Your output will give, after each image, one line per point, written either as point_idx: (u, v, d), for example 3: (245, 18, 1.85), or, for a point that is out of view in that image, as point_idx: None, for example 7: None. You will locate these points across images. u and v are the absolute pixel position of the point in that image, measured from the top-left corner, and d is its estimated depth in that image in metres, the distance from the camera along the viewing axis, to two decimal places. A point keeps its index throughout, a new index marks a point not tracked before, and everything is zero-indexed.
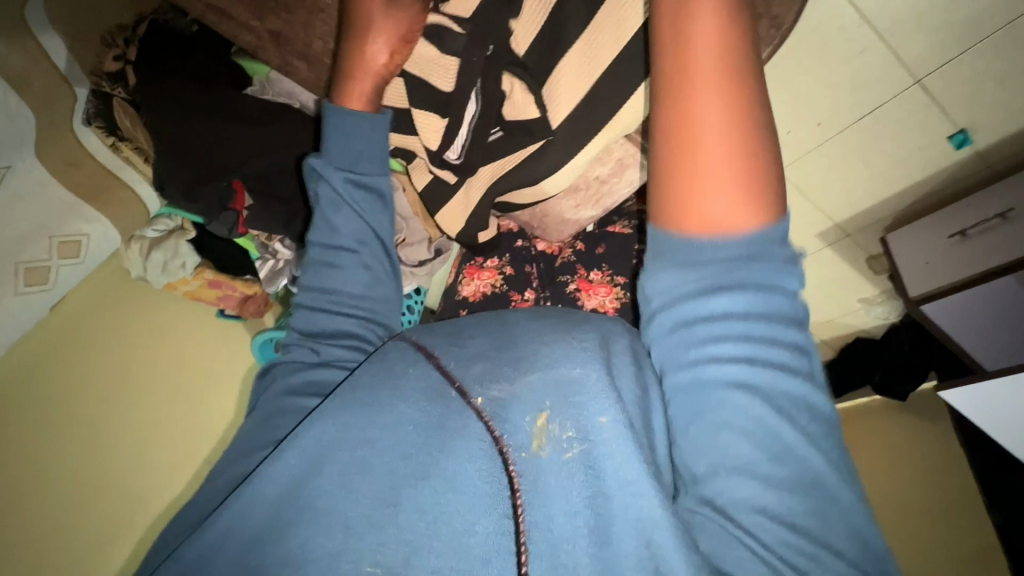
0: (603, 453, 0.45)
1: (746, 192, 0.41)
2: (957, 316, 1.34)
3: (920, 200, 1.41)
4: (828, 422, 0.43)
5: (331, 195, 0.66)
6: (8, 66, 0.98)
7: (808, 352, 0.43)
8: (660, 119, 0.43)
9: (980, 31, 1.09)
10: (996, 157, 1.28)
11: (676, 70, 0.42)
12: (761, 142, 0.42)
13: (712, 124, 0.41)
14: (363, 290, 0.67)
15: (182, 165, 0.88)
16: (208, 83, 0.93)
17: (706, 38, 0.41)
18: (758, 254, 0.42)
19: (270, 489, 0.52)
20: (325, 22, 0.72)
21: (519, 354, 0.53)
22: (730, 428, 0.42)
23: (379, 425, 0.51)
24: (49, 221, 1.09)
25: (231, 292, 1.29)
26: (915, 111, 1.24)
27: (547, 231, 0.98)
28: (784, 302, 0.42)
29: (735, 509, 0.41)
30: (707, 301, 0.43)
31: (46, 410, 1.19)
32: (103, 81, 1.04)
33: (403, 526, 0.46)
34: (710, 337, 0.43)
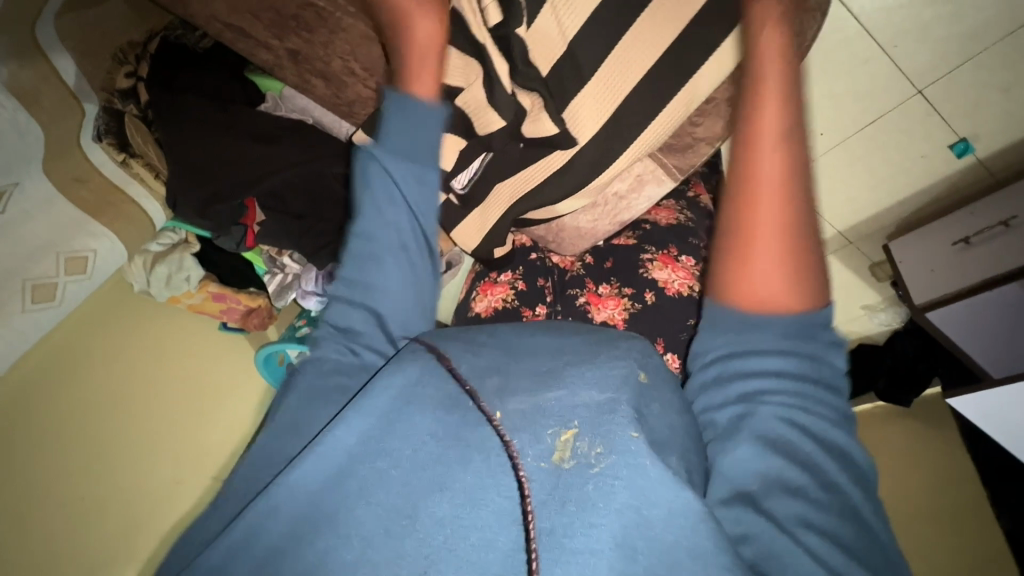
0: (633, 467, 0.44)
1: (790, 278, 0.50)
2: (962, 322, 1.35)
3: (923, 208, 1.42)
4: (864, 472, 0.48)
5: (383, 188, 0.59)
6: (19, 83, 0.97)
7: (847, 415, 0.50)
8: (727, 216, 0.52)
9: (980, 42, 1.11)
10: (1000, 165, 1.29)
11: (745, 181, 0.51)
12: (809, 236, 0.51)
13: (770, 226, 0.50)
14: (398, 287, 0.59)
15: (195, 183, 0.88)
16: (223, 101, 0.93)
17: (771, 161, 0.51)
18: (808, 329, 0.50)
19: (282, 501, 0.48)
20: (346, 41, 0.73)
21: (545, 370, 0.51)
22: (781, 454, 0.47)
23: (397, 437, 0.48)
24: (57, 239, 1.08)
25: (236, 305, 1.26)
26: (919, 120, 1.25)
27: (563, 244, 0.98)
28: (829, 368, 0.50)
29: (787, 523, 0.45)
30: (763, 357, 0.50)
31: (46, 423, 1.17)
32: (115, 98, 1.03)
33: (423, 540, 0.43)
34: (764, 383, 0.50)
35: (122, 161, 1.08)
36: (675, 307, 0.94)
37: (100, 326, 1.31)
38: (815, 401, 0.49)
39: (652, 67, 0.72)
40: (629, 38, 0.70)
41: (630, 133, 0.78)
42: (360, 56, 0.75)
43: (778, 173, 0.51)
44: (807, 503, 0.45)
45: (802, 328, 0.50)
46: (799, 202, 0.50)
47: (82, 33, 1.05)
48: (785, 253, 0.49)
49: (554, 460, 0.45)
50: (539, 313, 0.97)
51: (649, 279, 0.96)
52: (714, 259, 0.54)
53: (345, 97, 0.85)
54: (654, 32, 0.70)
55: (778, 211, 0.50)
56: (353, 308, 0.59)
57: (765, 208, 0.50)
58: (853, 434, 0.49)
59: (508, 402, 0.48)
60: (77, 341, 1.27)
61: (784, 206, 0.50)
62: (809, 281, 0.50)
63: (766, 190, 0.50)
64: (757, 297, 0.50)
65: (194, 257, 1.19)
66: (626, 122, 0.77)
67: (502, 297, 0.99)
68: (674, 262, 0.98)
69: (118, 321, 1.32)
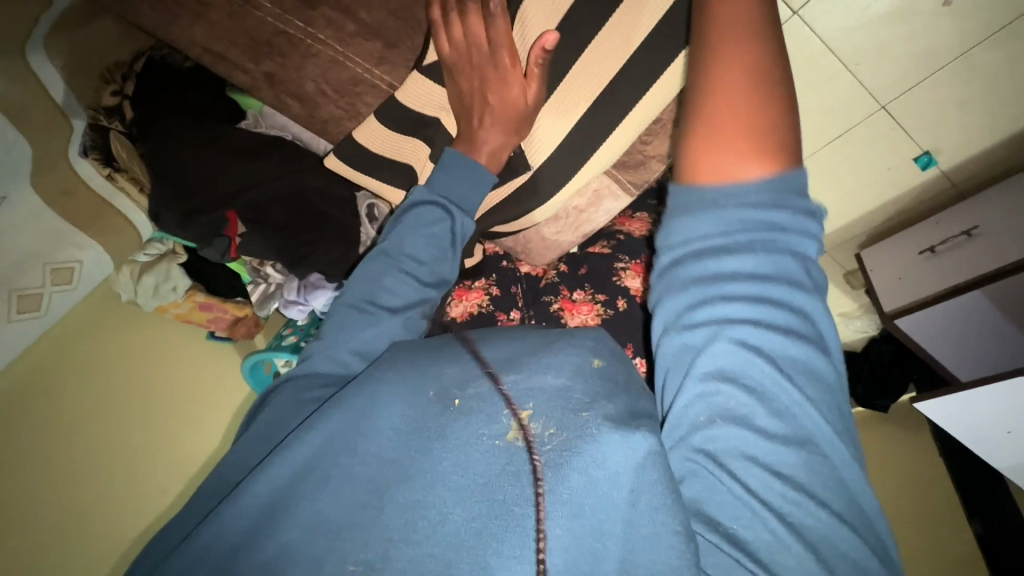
0: (587, 440, 0.46)
1: (753, 144, 0.46)
2: (929, 330, 1.40)
3: (890, 219, 1.48)
4: (827, 387, 0.44)
5: (425, 220, 0.67)
6: (9, 100, 1.00)
7: (813, 322, 0.45)
8: (693, 82, 0.50)
9: (936, 61, 1.16)
10: (961, 178, 1.34)
11: (708, 42, 0.49)
12: (777, 90, 0.47)
13: (732, 84, 0.47)
14: (405, 303, 0.66)
15: (179, 197, 0.91)
16: (203, 118, 0.96)
17: (733, 18, 0.49)
18: (766, 219, 0.45)
19: (252, 499, 0.50)
20: (318, 65, 0.80)
21: (504, 358, 0.54)
22: (728, 381, 0.45)
23: (359, 434, 0.50)
24: (40, 248, 1.09)
25: (223, 314, 1.27)
26: (884, 134, 1.30)
27: (531, 253, 1.01)
28: (788, 265, 0.45)
29: (726, 455, 0.44)
30: (720, 264, 0.46)
31: (32, 436, 1.15)
32: (100, 115, 1.07)
33: (387, 521, 0.46)
34: (716, 298, 0.46)
35: (107, 175, 1.12)
36: (645, 315, 0.95)
37: (87, 337, 1.30)
38: (769, 314, 0.44)
39: (602, 95, 0.79)
40: (585, 65, 0.76)
41: (586, 153, 0.83)
42: (331, 78, 0.82)
43: (742, 34, 0.48)
44: (756, 436, 0.43)
45: (762, 221, 0.45)
46: (765, 57, 0.48)
47: (72, 47, 1.06)
48: (750, 109, 0.46)
49: (508, 439, 0.47)
50: (514, 317, 0.99)
51: (622, 287, 0.97)
52: (679, 136, 0.51)
53: (320, 117, 0.89)
54: (604, 64, 0.76)
55: (743, 72, 0.47)
56: (361, 321, 0.64)
57: (724, 74, 0.48)
58: (817, 352, 0.44)
59: (472, 382, 0.52)
60: (62, 351, 1.25)
61: (748, 60, 0.47)
62: (777, 144, 0.46)
63: (729, 45, 0.48)
64: (718, 172, 0.47)
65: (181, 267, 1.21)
66: (585, 142, 0.82)
67: (477, 303, 1.00)
68: (646, 270, 0.99)
69: (98, 333, 1.31)
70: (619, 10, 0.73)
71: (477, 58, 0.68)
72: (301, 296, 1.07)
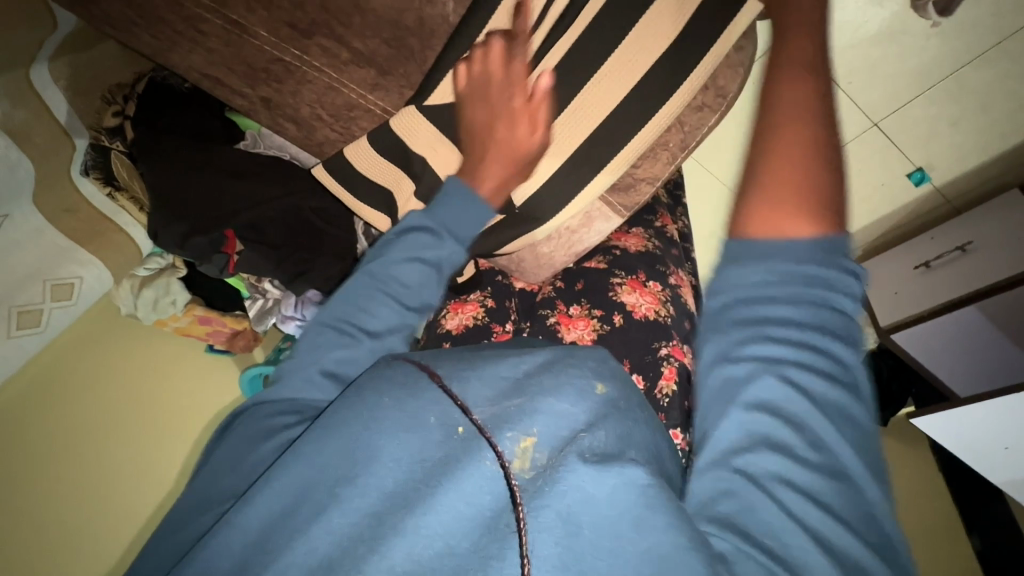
0: (568, 475, 0.45)
1: (808, 204, 0.47)
2: (928, 344, 1.40)
3: (885, 233, 1.49)
4: (861, 431, 0.44)
5: (416, 245, 0.67)
6: (13, 121, 0.97)
7: (852, 368, 0.45)
8: (757, 150, 0.51)
9: (927, 79, 1.18)
10: (954, 193, 1.35)
11: (770, 115, 0.52)
12: (834, 168, 0.49)
13: (794, 158, 0.49)
14: (382, 328, 0.65)
15: (178, 216, 0.90)
16: (203, 140, 0.97)
17: (794, 96, 0.51)
18: (817, 271, 0.45)
19: (245, 528, 0.50)
20: (313, 91, 0.83)
21: (505, 380, 0.54)
22: (771, 414, 0.44)
23: (353, 455, 0.50)
24: (42, 266, 1.06)
25: (221, 328, 1.27)
26: (876, 151, 1.31)
27: (526, 273, 1.01)
28: (835, 316, 0.45)
29: (763, 479, 0.43)
30: (770, 306, 0.45)
31: (24, 458, 1.17)
32: (101, 135, 1.00)
33: (382, 553, 0.44)
34: (764, 336, 0.45)
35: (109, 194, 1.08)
36: (642, 329, 0.96)
37: (86, 352, 1.31)
38: (814, 355, 0.44)
39: (597, 125, 0.79)
40: (585, 93, 0.76)
41: (578, 179, 0.84)
42: (326, 104, 0.85)
43: (800, 107, 0.51)
44: (790, 465, 0.43)
45: (814, 266, 0.45)
46: (825, 136, 0.50)
47: (74, 70, 1.05)
48: (807, 181, 0.48)
49: (516, 467, 0.47)
50: (508, 329, 1.00)
51: (619, 301, 0.98)
52: (740, 196, 0.51)
53: (316, 140, 0.93)
54: (600, 94, 0.77)
55: (802, 140, 0.49)
56: (338, 343, 0.64)
57: (787, 146, 0.49)
58: (854, 392, 0.44)
59: (475, 409, 0.51)
60: (63, 365, 1.28)
61: (812, 135, 0.50)
62: (831, 207, 0.47)
63: (792, 119, 0.50)
64: (776, 227, 0.47)
65: (181, 281, 1.20)
66: (580, 167, 0.82)
67: (472, 315, 0.99)
68: (642, 286, 1.00)
69: (96, 350, 1.32)
70: (611, 58, 0.75)
71: (492, 104, 0.70)
72: (299, 312, 1.11)
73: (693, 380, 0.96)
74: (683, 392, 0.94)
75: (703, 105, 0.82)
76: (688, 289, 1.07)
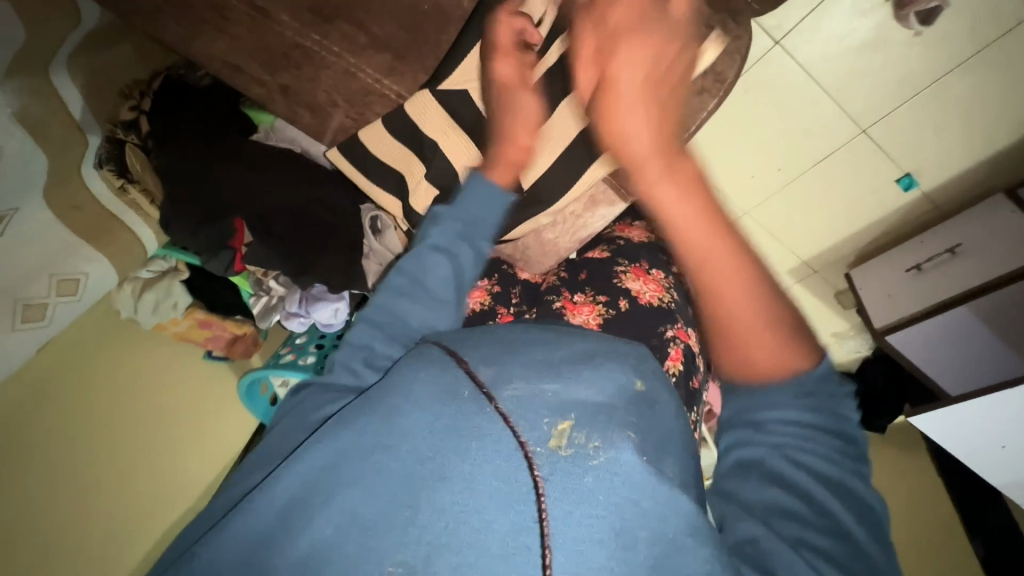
0: (625, 460, 0.49)
1: (771, 348, 0.53)
2: (923, 346, 1.41)
3: (874, 241, 1.53)
4: (868, 505, 0.50)
5: (442, 235, 0.67)
6: (28, 114, 0.98)
7: (849, 454, 0.52)
8: (703, 306, 0.55)
9: (913, 87, 1.23)
10: (942, 197, 1.40)
11: (701, 271, 0.54)
12: (772, 299, 0.54)
13: (739, 309, 0.53)
14: (423, 326, 0.66)
15: (188, 209, 0.92)
16: (217, 134, 0.98)
17: (705, 243, 0.54)
18: (811, 384, 0.53)
19: (275, 496, 0.53)
20: (331, 77, 0.86)
21: (541, 364, 0.57)
22: (786, 486, 0.51)
23: (390, 429, 0.52)
24: (48, 261, 1.06)
25: (221, 333, 1.26)
26: (865, 158, 1.37)
27: (530, 263, 1.04)
28: (831, 410, 0.53)
29: (782, 535, 0.49)
30: (775, 408, 0.54)
31: (56, 457, 1.19)
32: (117, 129, 1.07)
33: (425, 525, 0.48)
34: (776, 425, 0.54)
35: (118, 187, 1.09)
36: (646, 314, 0.96)
37: (87, 355, 1.32)
38: (815, 439, 0.53)
39: None
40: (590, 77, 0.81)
41: None
42: (342, 89, 0.88)
43: (715, 256, 0.53)
44: (800, 526, 0.49)
45: (811, 379, 0.54)
46: (750, 270, 0.54)
47: (90, 68, 1.07)
48: (765, 329, 0.53)
49: (551, 446, 0.49)
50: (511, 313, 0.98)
51: (623, 288, 0.98)
52: (710, 349, 0.57)
53: (330, 128, 0.95)
54: None
55: (737, 288, 0.53)
56: (386, 341, 0.64)
57: (732, 303, 0.53)
58: (856, 473, 0.51)
59: (503, 389, 0.53)
60: (63, 369, 1.28)
61: (742, 279, 0.53)
62: (787, 334, 0.54)
63: (716, 271, 0.53)
64: (756, 366, 0.54)
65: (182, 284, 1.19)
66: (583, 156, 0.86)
67: (478, 300, 0.99)
68: (646, 274, 1.01)
69: (97, 352, 1.33)
70: None
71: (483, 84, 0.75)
72: (302, 308, 1.10)
73: (696, 360, 0.97)
74: (688, 371, 0.95)
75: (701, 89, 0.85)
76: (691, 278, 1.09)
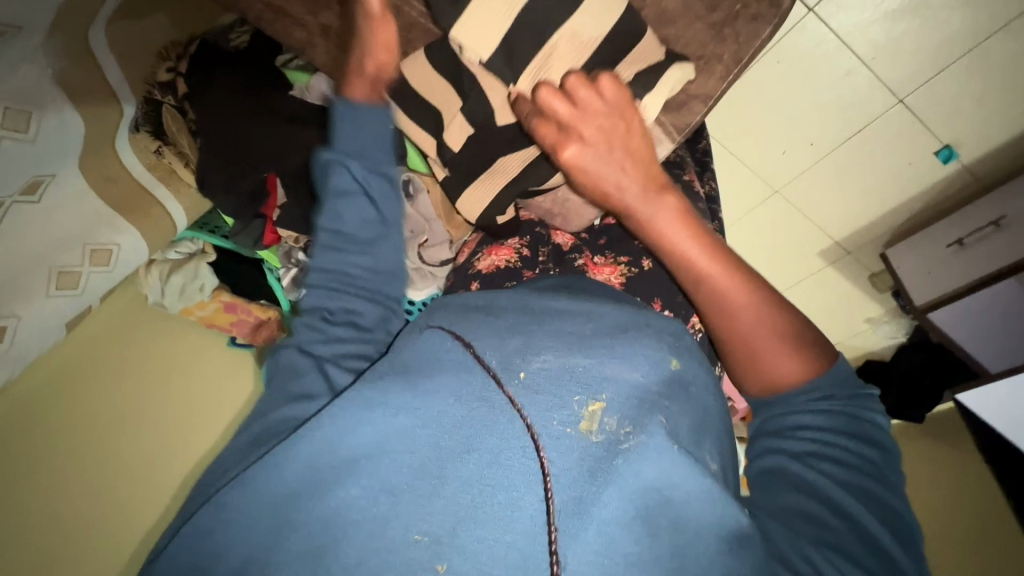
0: (651, 451, 0.48)
1: (793, 353, 0.66)
2: (963, 322, 1.38)
3: (913, 217, 1.48)
4: (890, 514, 0.55)
5: (354, 183, 0.71)
6: (69, 77, 0.98)
7: (871, 463, 0.58)
8: (731, 330, 0.69)
9: (952, 53, 1.20)
10: (984, 170, 1.35)
11: (721, 300, 0.69)
12: (780, 314, 0.68)
13: (756, 326, 0.68)
14: (368, 272, 0.71)
15: (226, 162, 0.95)
16: (255, 91, 0.97)
17: (719, 274, 0.69)
18: (831, 390, 0.64)
19: (289, 468, 0.51)
20: None
21: (571, 334, 0.55)
22: (807, 488, 0.57)
23: (411, 398, 0.50)
24: (79, 229, 1.03)
25: (246, 317, 1.23)
26: (902, 129, 1.33)
27: (569, 217, 0.97)
28: (856, 424, 0.61)
29: (804, 535, 0.53)
30: (799, 416, 0.63)
31: (72, 449, 1.13)
32: (155, 90, 1.09)
33: (449, 498, 0.45)
34: (799, 431, 0.62)
35: (156, 151, 1.11)
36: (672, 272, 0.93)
37: (106, 343, 1.25)
38: (829, 443, 0.60)
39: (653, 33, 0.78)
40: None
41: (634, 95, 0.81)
42: None
43: (733, 286, 0.69)
44: (820, 529, 0.54)
45: (832, 394, 0.64)
46: (756, 292, 0.69)
47: (124, 33, 1.07)
48: (783, 341, 0.67)
49: (582, 428, 0.48)
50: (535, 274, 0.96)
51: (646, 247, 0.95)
52: (742, 371, 0.70)
53: None
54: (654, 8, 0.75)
55: (752, 311, 0.68)
56: (336, 296, 0.69)
57: (749, 321, 0.68)
58: (879, 482, 0.57)
59: (536, 360, 0.52)
60: (82, 356, 1.21)
61: (753, 300, 0.69)
62: (800, 341, 0.67)
63: (736, 298, 0.69)
64: (782, 374, 0.66)
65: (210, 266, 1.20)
66: None
67: (506, 258, 0.95)
68: None
69: (116, 341, 1.25)
70: None
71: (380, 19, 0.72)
72: None
73: None
74: None
75: (756, 15, 0.79)
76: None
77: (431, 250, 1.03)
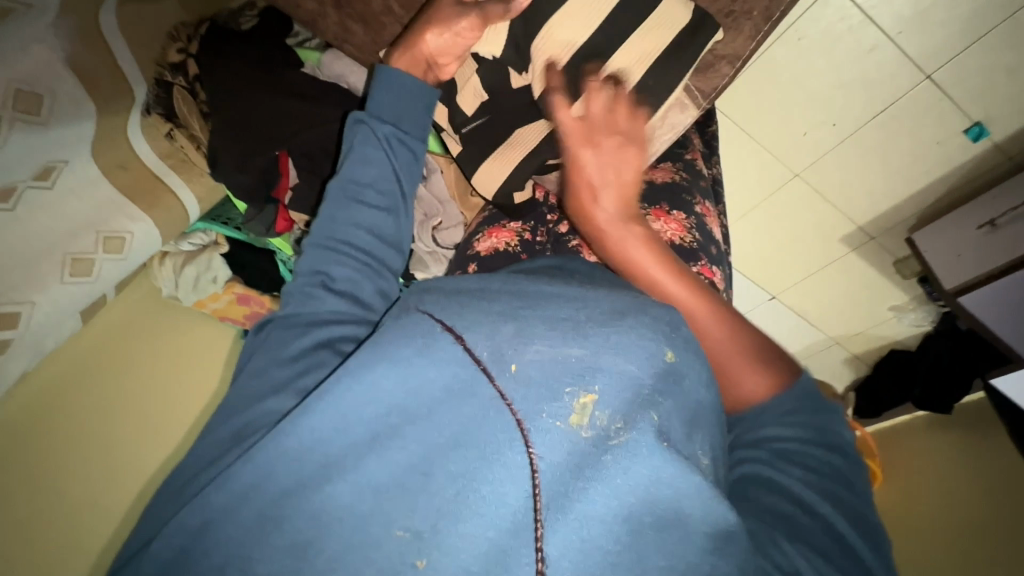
0: (641, 447, 0.45)
1: (756, 376, 0.62)
2: (997, 307, 1.30)
3: (941, 199, 1.43)
4: (855, 512, 0.55)
5: (371, 141, 0.65)
6: (81, 61, 0.98)
7: (838, 467, 0.57)
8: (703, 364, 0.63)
9: (983, 25, 1.16)
10: (1015, 148, 1.30)
11: (687, 329, 0.64)
12: (741, 333, 0.65)
13: (724, 354, 0.63)
14: (376, 238, 0.64)
15: (238, 139, 0.93)
16: (268, 68, 0.97)
17: (681, 299, 0.64)
18: (796, 404, 0.61)
19: (274, 472, 0.46)
20: None
21: (565, 320, 0.50)
22: (781, 495, 0.55)
23: (396, 387, 0.46)
24: (92, 215, 1.01)
25: (259, 309, 1.24)
26: (930, 107, 1.29)
27: None
28: (821, 430, 0.60)
29: (780, 539, 0.52)
30: (767, 429, 0.60)
31: (92, 440, 1.07)
32: (165, 71, 1.10)
33: (438, 493, 0.42)
34: (768, 443, 0.59)
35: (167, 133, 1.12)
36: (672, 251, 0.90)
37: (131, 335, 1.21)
38: (800, 452, 0.58)
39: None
40: None
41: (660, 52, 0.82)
42: None
43: (695, 312, 0.64)
44: (791, 526, 0.54)
45: (795, 407, 0.61)
46: (721, 313, 0.65)
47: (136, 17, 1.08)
48: (751, 365, 0.63)
49: (573, 422, 0.44)
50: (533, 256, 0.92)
51: None
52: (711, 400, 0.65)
53: None
54: None
55: (716, 337, 0.63)
56: (339, 262, 0.61)
57: (717, 348, 0.63)
58: (841, 484, 0.56)
59: (529, 349, 0.47)
60: (104, 347, 1.16)
61: (719, 325, 0.64)
62: (763, 362, 0.63)
63: (700, 322, 0.64)
64: (751, 398, 0.62)
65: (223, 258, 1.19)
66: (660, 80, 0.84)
67: (506, 240, 0.92)
68: (666, 215, 0.97)
69: (137, 335, 1.21)
70: None
71: None
72: None
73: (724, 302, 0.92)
74: None
75: None
76: (713, 219, 1.05)
77: (444, 234, 1.02)
